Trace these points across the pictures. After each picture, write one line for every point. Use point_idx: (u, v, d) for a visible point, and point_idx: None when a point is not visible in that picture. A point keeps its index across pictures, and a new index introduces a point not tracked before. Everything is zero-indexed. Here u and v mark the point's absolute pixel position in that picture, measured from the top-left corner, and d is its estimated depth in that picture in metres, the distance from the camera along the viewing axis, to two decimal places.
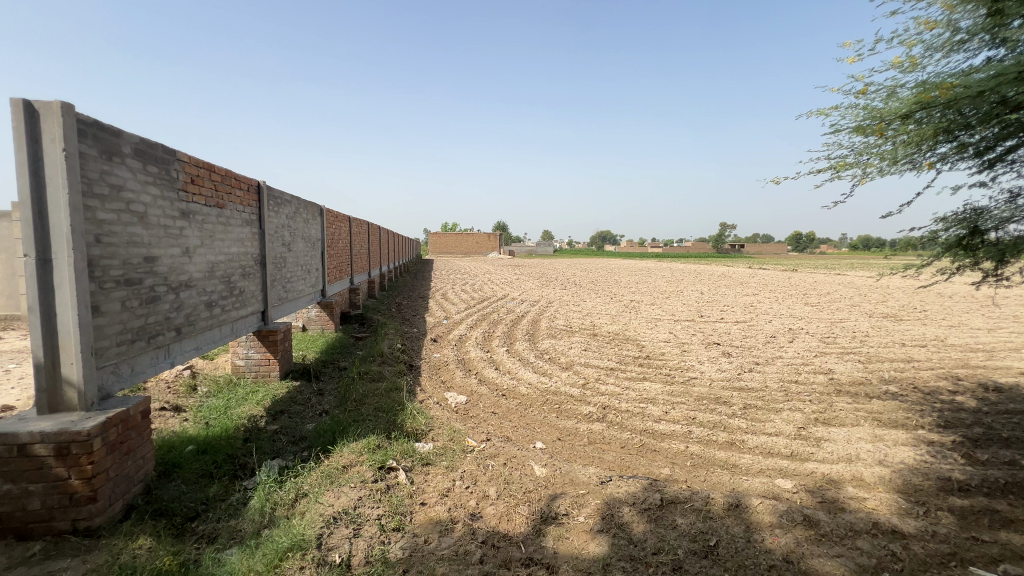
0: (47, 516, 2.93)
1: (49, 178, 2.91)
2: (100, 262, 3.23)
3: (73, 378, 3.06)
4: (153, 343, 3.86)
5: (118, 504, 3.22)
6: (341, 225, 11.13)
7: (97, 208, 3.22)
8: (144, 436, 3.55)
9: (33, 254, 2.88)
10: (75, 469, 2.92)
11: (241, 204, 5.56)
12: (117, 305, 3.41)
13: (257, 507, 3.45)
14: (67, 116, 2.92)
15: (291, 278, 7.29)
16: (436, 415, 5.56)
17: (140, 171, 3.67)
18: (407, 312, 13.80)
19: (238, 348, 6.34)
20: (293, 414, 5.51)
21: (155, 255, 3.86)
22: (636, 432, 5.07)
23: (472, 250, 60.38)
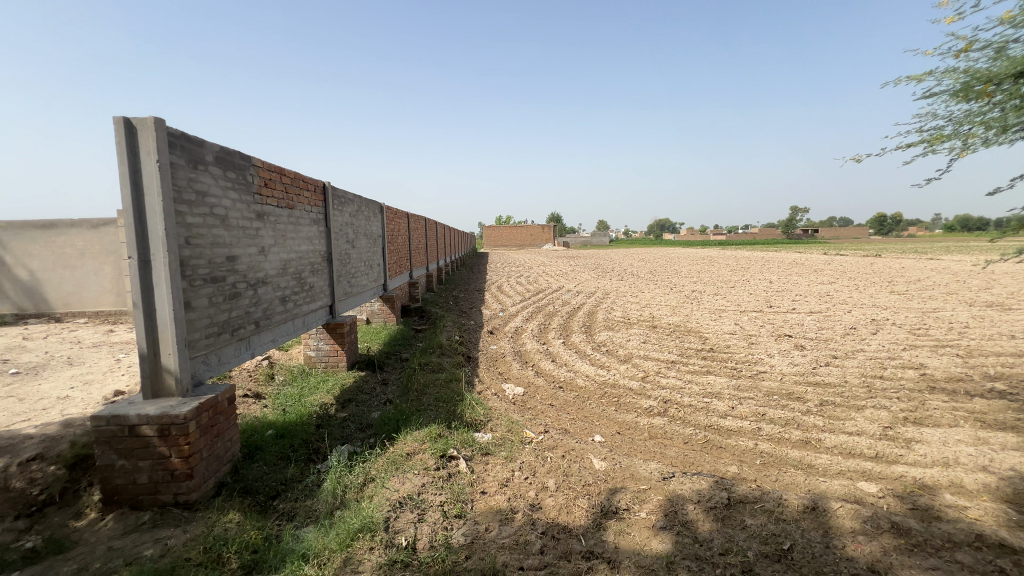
0: (154, 489, 3.29)
1: (146, 188, 3.23)
2: (190, 262, 3.55)
3: (171, 367, 3.40)
4: (236, 336, 4.20)
5: (211, 481, 3.55)
6: (401, 222, 11.54)
7: (186, 212, 3.53)
8: (231, 420, 3.88)
9: (135, 257, 3.21)
10: (175, 449, 3.25)
11: (309, 204, 5.90)
12: (205, 301, 3.74)
13: (330, 489, 3.67)
14: (159, 130, 3.21)
15: (355, 274, 7.65)
16: (494, 406, 5.65)
17: (221, 177, 3.98)
18: (463, 304, 14.07)
19: (309, 340, 6.77)
20: (360, 403, 5.81)
21: (236, 254, 4.19)
22: (700, 427, 4.88)
23: (526, 243, 60.50)
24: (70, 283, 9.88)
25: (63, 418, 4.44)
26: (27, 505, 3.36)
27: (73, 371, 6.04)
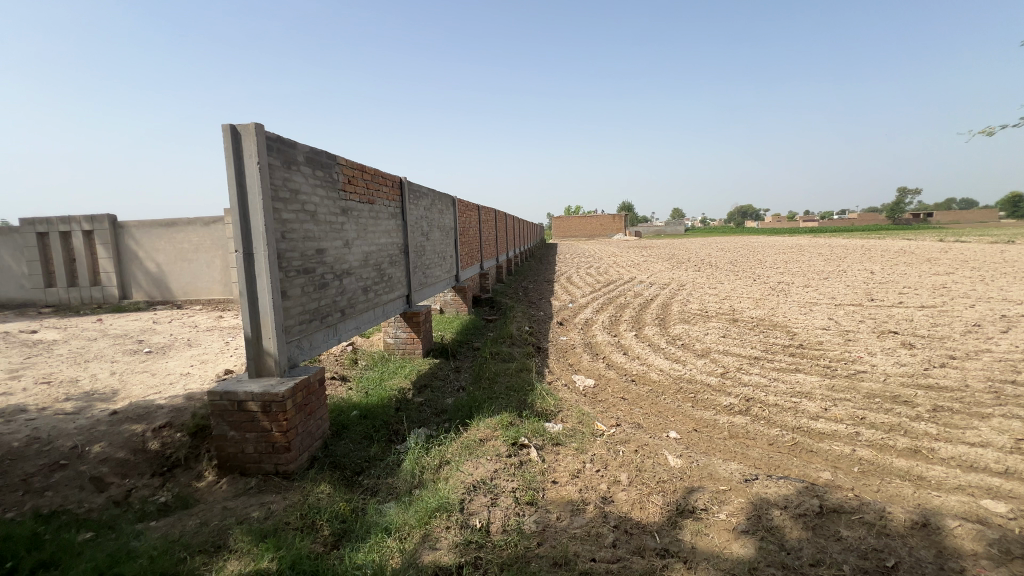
0: (258, 459, 3.67)
1: (249, 187, 3.57)
2: (286, 255, 3.89)
3: (271, 350, 3.76)
4: (325, 322, 4.55)
5: (305, 454, 3.90)
6: (472, 215, 11.82)
7: (282, 209, 3.86)
8: (321, 400, 4.22)
9: (241, 250, 3.58)
10: (275, 423, 3.60)
11: (388, 199, 6.21)
12: (299, 290, 4.08)
13: (409, 469, 3.88)
14: (259, 134, 3.53)
15: (429, 265, 7.96)
16: (565, 397, 5.64)
17: (311, 176, 4.30)
18: (533, 295, 14.14)
19: (389, 328, 7.17)
20: (435, 388, 6.07)
21: (324, 247, 4.51)
22: (787, 429, 4.54)
23: (596, 233, 59.43)
24: (189, 275, 11.20)
25: (185, 392, 5.07)
26: (160, 465, 3.90)
27: (192, 352, 6.88)
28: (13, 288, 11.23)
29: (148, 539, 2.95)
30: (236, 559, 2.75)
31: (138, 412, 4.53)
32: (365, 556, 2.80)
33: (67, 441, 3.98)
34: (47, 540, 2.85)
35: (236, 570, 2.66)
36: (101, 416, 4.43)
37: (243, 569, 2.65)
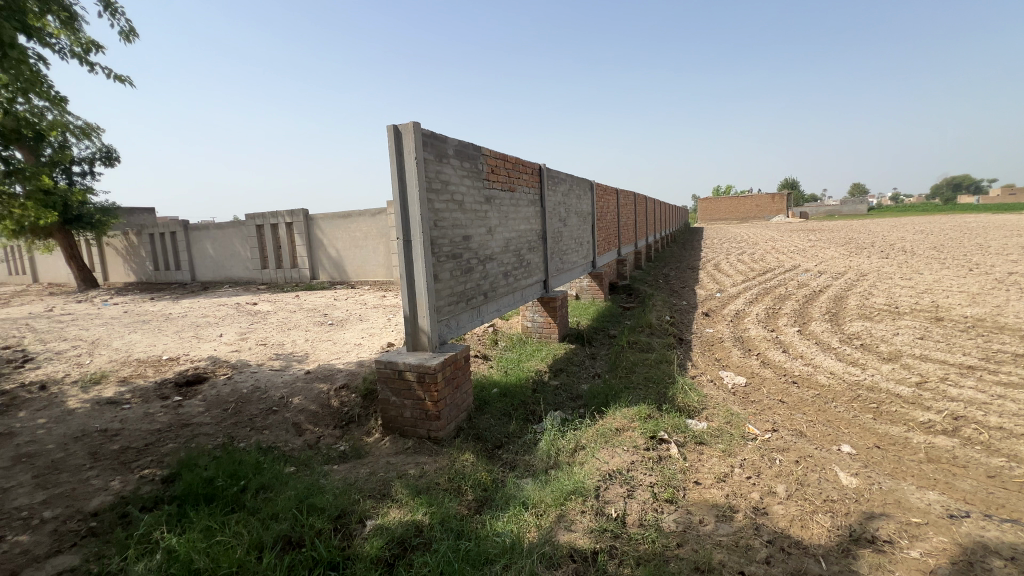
0: (414, 423, 4.14)
1: (408, 181, 3.98)
2: (438, 241, 4.26)
3: (425, 327, 4.19)
4: (470, 304, 4.89)
5: (452, 424, 4.28)
6: (611, 199, 11.52)
7: (435, 200, 4.23)
8: (467, 376, 4.57)
9: (402, 237, 4.04)
10: (428, 393, 4.02)
11: (528, 186, 6.37)
12: (448, 274, 4.45)
13: (546, 449, 4.00)
14: (416, 132, 3.89)
15: (566, 251, 7.99)
16: (710, 394, 5.22)
17: (459, 167, 4.61)
18: (674, 283, 13.31)
19: (526, 311, 7.43)
20: (571, 373, 6.14)
21: (470, 234, 4.83)
22: (1018, 460, 3.55)
23: (750, 215, 53.24)
24: (360, 259, 12.98)
25: (358, 360, 5.94)
26: (341, 419, 4.65)
27: (363, 326, 8.00)
28: (243, 270, 14.37)
29: (333, 479, 3.55)
30: (398, 508, 3.16)
31: (324, 373, 5.46)
32: (505, 525, 2.98)
33: (277, 391, 4.97)
34: (265, 468, 3.62)
35: (397, 517, 3.05)
36: (299, 374, 5.44)
37: (403, 518, 3.02)
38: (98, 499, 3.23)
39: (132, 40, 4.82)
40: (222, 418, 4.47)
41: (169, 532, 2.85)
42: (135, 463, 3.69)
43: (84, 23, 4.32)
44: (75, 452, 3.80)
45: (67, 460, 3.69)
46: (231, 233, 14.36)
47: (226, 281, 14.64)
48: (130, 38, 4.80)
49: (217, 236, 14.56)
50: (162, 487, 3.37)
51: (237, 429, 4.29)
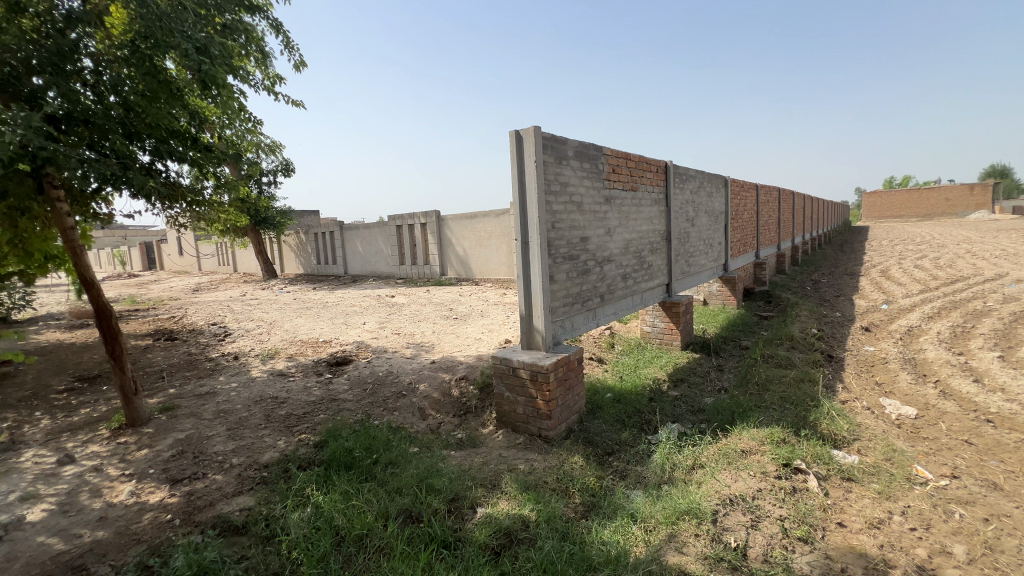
0: (526, 420, 4.26)
1: (527, 183, 4.09)
2: (555, 243, 4.31)
3: (539, 327, 4.27)
4: (586, 306, 4.85)
5: (563, 425, 4.31)
6: (749, 196, 10.43)
7: (553, 201, 4.28)
8: (580, 378, 4.56)
9: (520, 239, 4.17)
10: (540, 392, 4.12)
11: (652, 185, 6.08)
12: (565, 275, 4.48)
13: (660, 462, 3.81)
14: (537, 136, 3.98)
15: (693, 253, 7.47)
16: (865, 423, 4.46)
17: (579, 168, 4.59)
18: (826, 291, 11.60)
19: (646, 316, 7.14)
20: (693, 385, 5.73)
21: (588, 235, 4.79)
22: None
23: (935, 211, 44.09)
24: (484, 257, 13.65)
25: (478, 354, 6.28)
26: (460, 409, 4.97)
27: (484, 321, 8.43)
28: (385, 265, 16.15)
29: (450, 463, 3.82)
30: (506, 499, 3.28)
31: (447, 364, 5.88)
32: (611, 534, 2.91)
33: (407, 377, 5.50)
34: (394, 445, 4.04)
35: (506, 508, 3.17)
36: (426, 363, 5.94)
37: (511, 510, 3.13)
38: (269, 453, 3.92)
39: (303, 70, 5.70)
40: (362, 396, 5.09)
41: (317, 490, 3.34)
42: (295, 427, 4.40)
43: (271, 59, 5.23)
44: (255, 413, 4.66)
45: (249, 418, 4.54)
46: (377, 232, 16.19)
47: (372, 275, 16.59)
48: (301, 68, 5.68)
49: (365, 235, 16.54)
50: (315, 451, 3.96)
51: (373, 407, 4.85)
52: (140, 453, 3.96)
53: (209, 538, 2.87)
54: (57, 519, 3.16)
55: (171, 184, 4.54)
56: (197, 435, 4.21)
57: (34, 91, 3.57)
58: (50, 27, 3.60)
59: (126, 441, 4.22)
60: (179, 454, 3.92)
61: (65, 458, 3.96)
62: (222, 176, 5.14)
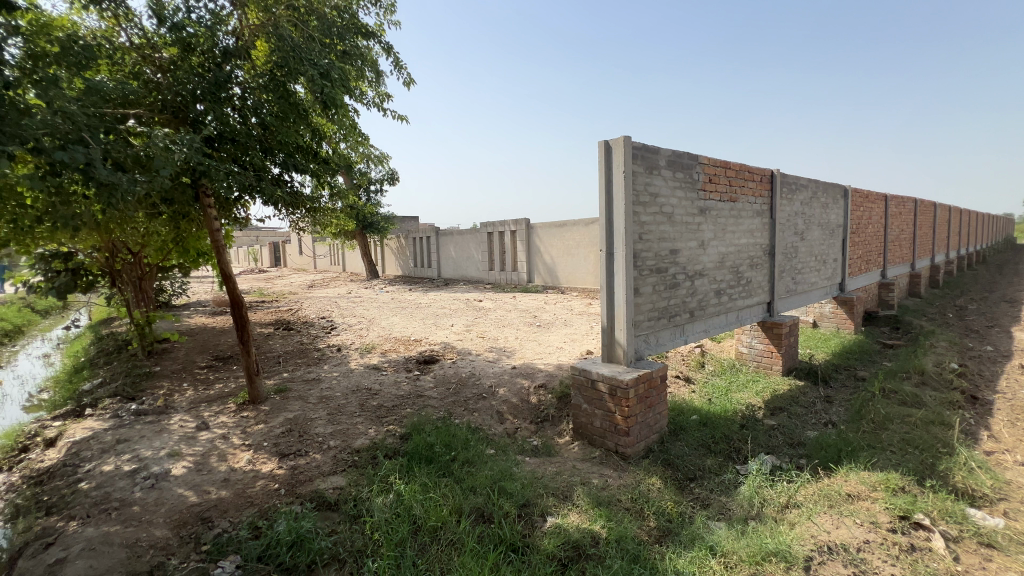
0: (603, 434, 4.19)
1: (615, 194, 4.03)
2: (641, 254, 4.20)
3: (621, 340, 4.17)
4: (673, 321, 4.64)
5: (642, 443, 4.17)
6: (875, 207, 9.23)
7: (641, 212, 4.17)
8: (663, 396, 4.37)
9: (605, 249, 4.12)
10: (618, 407, 4.03)
11: (754, 195, 5.65)
12: (650, 288, 4.34)
13: (747, 495, 3.52)
14: (626, 146, 3.91)
15: (802, 270, 6.79)
16: (1015, 480, 3.73)
17: (671, 178, 4.43)
18: (974, 320, 9.85)
19: (743, 335, 6.64)
20: (793, 415, 5.20)
21: (678, 247, 4.60)
22: None
23: None
24: (571, 266, 13.59)
25: (559, 363, 6.28)
26: (537, 416, 5.01)
27: (567, 330, 8.40)
28: (476, 270, 16.78)
29: (524, 469, 3.86)
30: (577, 513, 3.25)
31: (527, 370, 5.96)
32: (686, 564, 2.76)
33: (488, 380, 5.67)
34: (471, 445, 4.19)
35: (576, 521, 3.14)
36: (507, 368, 6.07)
37: (581, 524, 3.10)
38: (360, 440, 4.28)
39: (409, 88, 6.17)
40: (445, 395, 5.34)
41: (399, 479, 3.58)
42: (385, 418, 4.75)
43: (383, 80, 5.73)
44: (351, 401, 5.12)
45: (347, 406, 5.00)
46: (469, 238, 16.89)
47: (463, 280, 17.33)
48: (408, 86, 6.15)
49: (459, 241, 17.34)
50: (400, 442, 4.24)
51: (454, 406, 5.07)
52: (257, 427, 4.54)
53: (307, 510, 3.21)
54: (192, 475, 3.74)
55: (295, 193, 5.17)
56: (303, 416, 4.73)
57: (197, 115, 4.29)
58: (211, 61, 4.29)
59: (247, 415, 4.87)
60: (287, 431, 4.43)
61: (201, 424, 4.68)
62: (335, 185, 5.73)
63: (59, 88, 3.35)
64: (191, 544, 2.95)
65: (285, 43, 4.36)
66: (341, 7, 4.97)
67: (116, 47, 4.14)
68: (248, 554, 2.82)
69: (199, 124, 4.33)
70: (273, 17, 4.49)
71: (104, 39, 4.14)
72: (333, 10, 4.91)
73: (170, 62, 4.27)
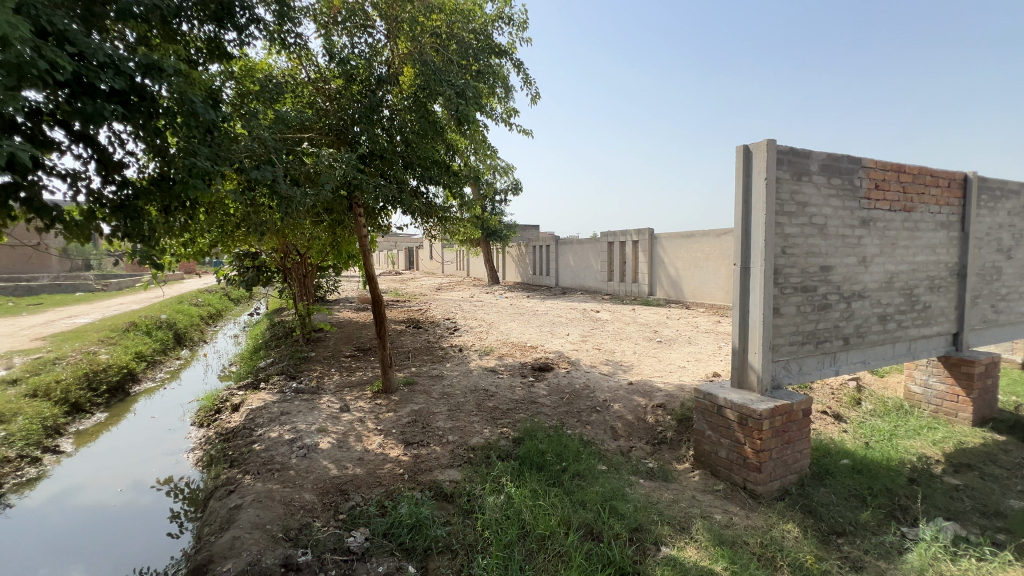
0: (729, 466, 3.82)
1: (754, 203, 3.67)
2: (783, 270, 3.75)
3: (755, 364, 3.76)
4: (821, 348, 4.05)
5: (777, 483, 3.71)
6: None
7: (786, 223, 3.73)
8: (806, 432, 3.84)
9: (739, 263, 3.77)
10: (749, 439, 3.65)
11: (939, 203, 4.69)
12: (794, 308, 3.85)
13: (916, 565, 2.91)
14: (770, 150, 3.54)
15: (1007, 296, 5.45)
16: None
17: (825, 185, 3.89)
18: None
19: (916, 372, 5.55)
20: (987, 475, 4.18)
21: (831, 264, 4.01)
22: None
23: None
24: (697, 280, 12.67)
25: (679, 383, 5.89)
26: (654, 437, 4.75)
27: (691, 349, 7.83)
28: (594, 281, 16.57)
29: (637, 491, 3.68)
30: (695, 548, 2.99)
31: (644, 387, 5.68)
32: None
33: (602, 393, 5.53)
34: (583, 458, 4.12)
35: (694, 557, 2.90)
36: (623, 383, 5.86)
37: (699, 561, 2.84)
38: (476, 438, 4.47)
39: (536, 102, 6.33)
40: (558, 404, 5.34)
41: (511, 482, 3.66)
42: (500, 420, 4.91)
43: (512, 95, 5.96)
44: (470, 401, 5.39)
45: (465, 404, 5.27)
46: (589, 248, 16.76)
47: (581, 289, 17.25)
48: (535, 100, 6.31)
49: (578, 250, 17.32)
50: (513, 445, 4.33)
51: (567, 416, 5.03)
52: (388, 415, 5.02)
53: (426, 498, 3.45)
54: (335, 451, 4.26)
55: (430, 203, 5.65)
56: (427, 410, 5.10)
57: (354, 136, 4.94)
58: (367, 89, 4.89)
59: (380, 402, 5.41)
60: (413, 422, 4.82)
61: (344, 406, 5.33)
62: (464, 196, 6.10)
63: (257, 119, 4.11)
64: (331, 511, 3.36)
65: (428, 68, 4.80)
66: (478, 30, 5.28)
67: (298, 82, 4.96)
68: (376, 529, 3.12)
69: (355, 143, 4.98)
70: (419, 45, 4.97)
71: (290, 77, 4.98)
72: (471, 33, 5.26)
73: (337, 91, 4.98)
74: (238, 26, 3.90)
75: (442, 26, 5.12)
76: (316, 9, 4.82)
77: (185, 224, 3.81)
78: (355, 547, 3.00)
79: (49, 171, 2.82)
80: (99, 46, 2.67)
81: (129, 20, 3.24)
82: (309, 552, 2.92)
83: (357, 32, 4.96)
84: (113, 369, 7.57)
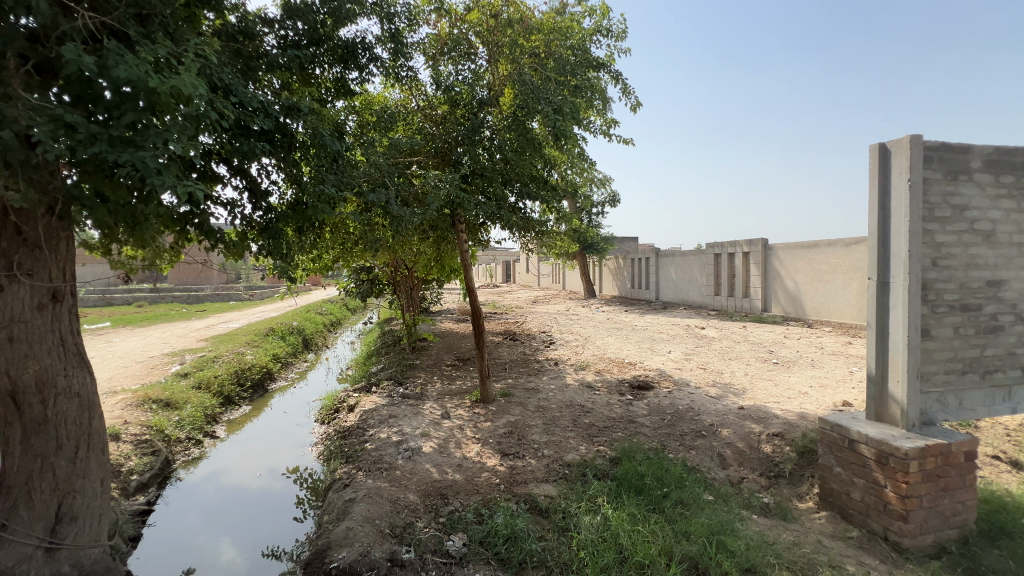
0: (865, 511, 3.32)
1: (895, 208, 3.20)
2: (934, 285, 3.21)
3: (898, 395, 3.24)
4: (989, 379, 3.37)
5: (929, 537, 3.14)
6: None
7: (937, 230, 3.20)
8: (970, 480, 3.21)
9: (876, 277, 3.30)
10: (891, 481, 3.15)
11: None
12: (951, 330, 3.26)
13: None
14: (915, 147, 3.08)
15: None
16: None
17: (991, 184, 3.27)
18: None
19: None
20: None
21: (1002, 278, 3.34)
22: None
23: None
24: (821, 295, 11.30)
25: (801, 410, 5.27)
26: (769, 469, 4.30)
27: (814, 373, 6.98)
28: (699, 295, 15.60)
29: (750, 528, 3.34)
30: None
31: (758, 414, 5.17)
32: None
33: (708, 417, 5.14)
34: (687, 484, 3.85)
35: None
36: (733, 407, 5.40)
37: None
38: (572, 454, 4.41)
39: (636, 111, 6.18)
40: (659, 425, 5.07)
41: (608, 503, 3.55)
42: (596, 438, 4.79)
43: (611, 107, 5.91)
44: (566, 416, 5.33)
45: (561, 419, 5.23)
46: (693, 260, 15.86)
47: (683, 304, 16.34)
48: (635, 110, 6.17)
49: (681, 263, 16.47)
50: (609, 465, 4.20)
51: (669, 439, 4.75)
52: (486, 425, 5.16)
53: (521, 511, 3.47)
54: (437, 455, 4.48)
55: (527, 218, 5.77)
56: (523, 422, 5.15)
57: (457, 157, 5.24)
58: (470, 112, 5.18)
59: (478, 412, 5.58)
60: (509, 433, 4.90)
61: (445, 413, 5.58)
62: (561, 210, 6.15)
63: (374, 148, 4.54)
64: (432, 513, 3.52)
65: (527, 87, 4.95)
66: (576, 45, 5.34)
67: (409, 111, 5.39)
68: (473, 536, 3.21)
69: (458, 164, 5.28)
70: (519, 66, 5.15)
71: (402, 106, 5.44)
72: (568, 50, 5.34)
73: (442, 116, 5.34)
74: (361, 65, 4.36)
75: (540, 46, 5.26)
76: (426, 43, 5.24)
77: (315, 242, 4.32)
78: (454, 551, 3.11)
79: (215, 200, 3.40)
80: (253, 95, 3.17)
81: (276, 70, 3.79)
82: (412, 550, 3.10)
83: (461, 60, 5.28)
84: (255, 368, 8.76)
